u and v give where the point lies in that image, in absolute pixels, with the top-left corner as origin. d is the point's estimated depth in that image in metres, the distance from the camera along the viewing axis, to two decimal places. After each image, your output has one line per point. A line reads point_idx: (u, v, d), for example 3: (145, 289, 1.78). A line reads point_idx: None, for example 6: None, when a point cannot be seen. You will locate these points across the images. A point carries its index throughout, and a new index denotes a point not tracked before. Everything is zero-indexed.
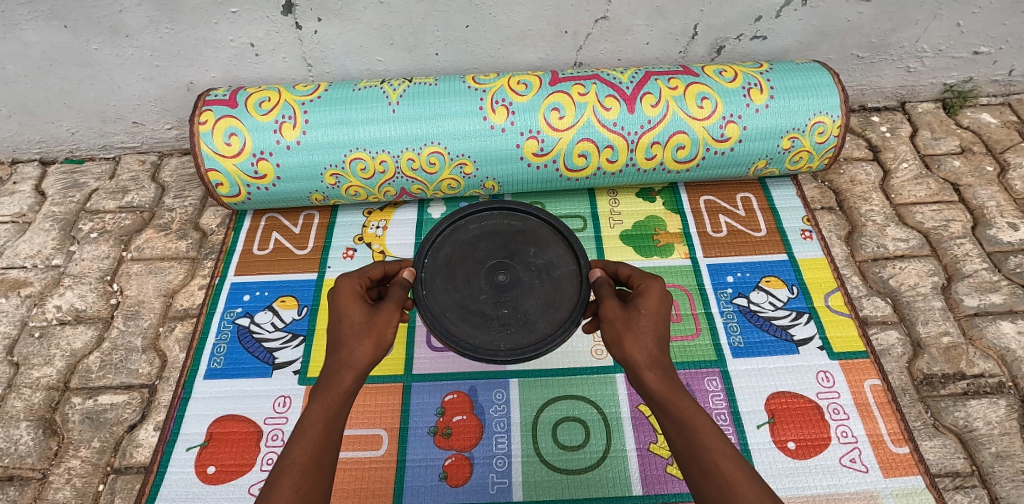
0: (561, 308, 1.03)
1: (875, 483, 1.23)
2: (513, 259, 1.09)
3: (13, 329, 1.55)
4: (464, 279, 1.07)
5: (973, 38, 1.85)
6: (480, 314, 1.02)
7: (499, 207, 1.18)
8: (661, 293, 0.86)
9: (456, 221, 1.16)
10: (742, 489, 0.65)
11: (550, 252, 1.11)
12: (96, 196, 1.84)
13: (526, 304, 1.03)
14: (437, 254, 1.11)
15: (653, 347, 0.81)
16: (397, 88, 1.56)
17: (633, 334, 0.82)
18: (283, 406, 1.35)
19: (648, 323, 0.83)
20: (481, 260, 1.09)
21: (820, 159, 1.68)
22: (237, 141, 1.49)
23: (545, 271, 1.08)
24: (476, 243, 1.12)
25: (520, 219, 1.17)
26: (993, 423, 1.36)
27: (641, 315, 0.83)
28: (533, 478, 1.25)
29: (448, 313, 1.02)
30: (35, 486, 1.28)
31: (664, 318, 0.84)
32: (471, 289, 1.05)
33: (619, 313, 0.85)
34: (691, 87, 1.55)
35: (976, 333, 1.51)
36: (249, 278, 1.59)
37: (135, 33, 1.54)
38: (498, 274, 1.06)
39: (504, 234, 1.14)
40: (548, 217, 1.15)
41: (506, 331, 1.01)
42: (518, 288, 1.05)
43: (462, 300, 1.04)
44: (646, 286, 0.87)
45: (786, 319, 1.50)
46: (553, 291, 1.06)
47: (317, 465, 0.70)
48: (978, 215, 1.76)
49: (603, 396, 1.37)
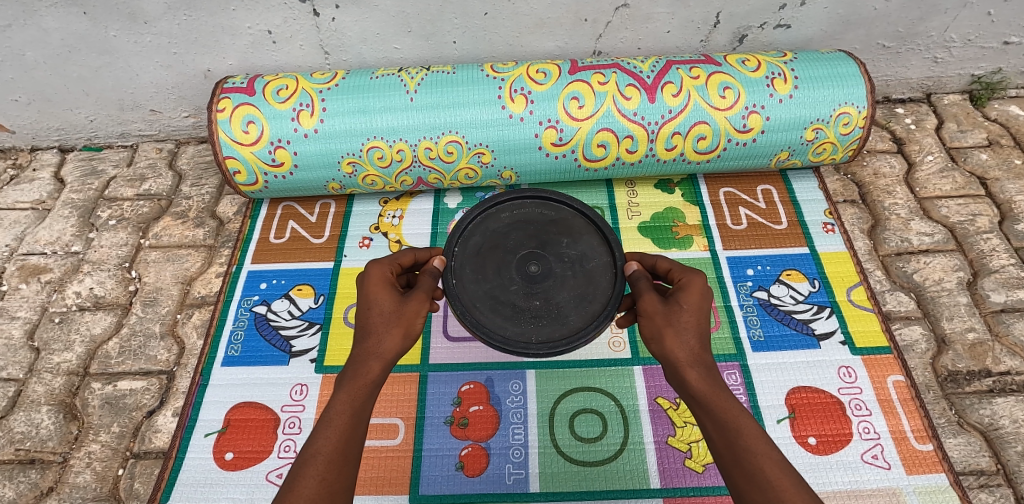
0: (594, 301, 1.02)
1: (897, 480, 1.21)
2: (545, 250, 1.08)
3: (33, 315, 1.56)
4: (495, 269, 1.05)
5: (1004, 28, 1.80)
6: (511, 305, 1.01)
7: (532, 197, 1.18)
8: (703, 289, 0.85)
9: (486, 210, 1.15)
10: (789, 496, 0.63)
11: (582, 243, 1.10)
12: (114, 184, 1.85)
13: (558, 297, 1.02)
14: (467, 243, 1.10)
15: (695, 344, 0.80)
16: (415, 76, 1.55)
17: (674, 331, 0.80)
18: (300, 394, 1.35)
19: (691, 321, 0.81)
20: (512, 251, 1.08)
21: (844, 150, 1.64)
22: (255, 129, 1.48)
23: (578, 263, 1.07)
24: (507, 233, 1.11)
25: (553, 209, 1.16)
26: (1020, 421, 1.33)
27: (683, 311, 0.82)
28: (550, 469, 1.24)
29: (478, 305, 1.01)
30: (55, 470, 1.30)
31: (704, 316, 0.83)
32: (502, 280, 1.04)
33: (659, 308, 0.83)
34: (713, 76, 1.52)
35: (1002, 330, 1.47)
36: (266, 267, 1.59)
37: (153, 19, 1.53)
38: (530, 264, 1.05)
39: (535, 224, 1.13)
40: (582, 208, 1.14)
41: (537, 324, 0.99)
42: (550, 279, 1.03)
43: (492, 291, 1.03)
44: (687, 281, 0.85)
45: (807, 313, 1.48)
46: (586, 283, 1.04)
47: (342, 455, 0.70)
48: (1005, 210, 1.72)
49: (620, 388, 1.35)
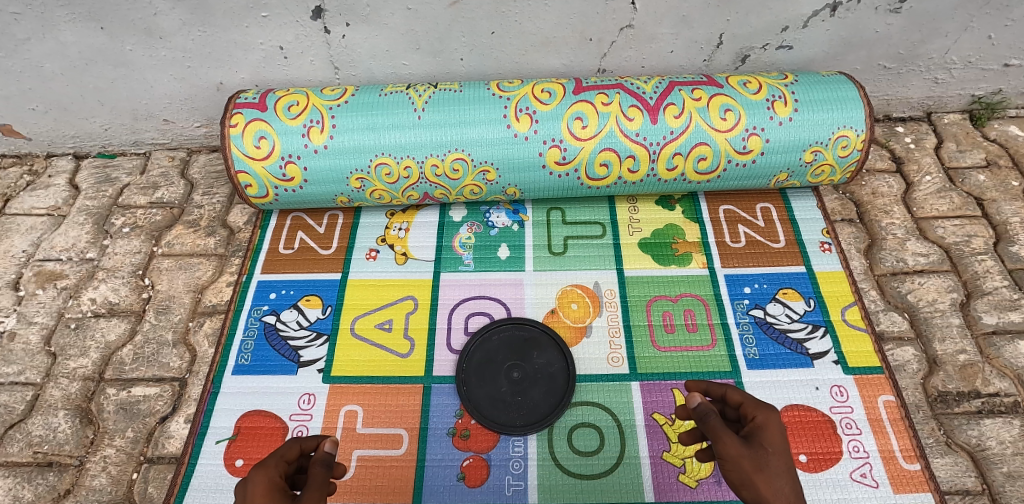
0: (559, 390, 1.39)
1: (885, 498, 1.25)
2: (523, 359, 1.44)
3: (50, 320, 1.61)
4: (490, 377, 1.42)
5: (1005, 51, 1.82)
6: (502, 401, 1.38)
7: (513, 318, 1.52)
8: (781, 429, 0.74)
9: (482, 333, 1.49)
10: None
11: (550, 354, 1.46)
12: (128, 191, 1.89)
13: (534, 392, 1.39)
14: (470, 358, 1.45)
15: (789, 490, 0.67)
16: (422, 94, 1.58)
17: (766, 477, 0.67)
18: (307, 404, 1.40)
19: (780, 465, 0.69)
20: (502, 362, 1.44)
21: (842, 172, 1.67)
22: (267, 144, 1.52)
23: (547, 367, 1.43)
24: (498, 351, 1.46)
25: (528, 328, 1.50)
26: (1006, 443, 1.37)
27: (770, 454, 0.70)
28: (549, 482, 1.28)
29: (481, 403, 1.38)
30: (72, 473, 1.35)
31: (790, 460, 0.71)
32: (496, 383, 1.41)
33: (744, 450, 0.69)
34: (715, 98, 1.55)
35: (993, 352, 1.51)
36: (275, 277, 1.63)
37: (168, 35, 1.57)
38: (513, 371, 1.42)
39: (516, 342, 1.47)
40: (547, 328, 1.49)
41: (520, 412, 1.36)
42: (529, 381, 1.40)
43: (490, 393, 1.39)
44: (764, 418, 0.75)
45: (802, 332, 1.52)
46: (553, 380, 1.41)
47: None
48: (1001, 231, 1.75)
49: (618, 403, 1.39)
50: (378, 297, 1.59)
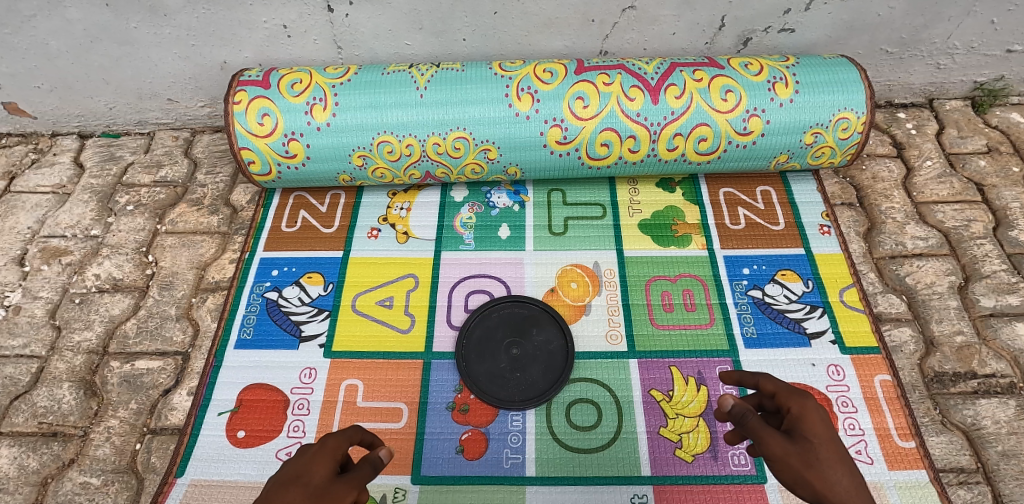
0: (557, 368, 1.40)
1: (879, 475, 1.26)
2: (522, 336, 1.45)
3: (55, 295, 1.63)
4: (490, 353, 1.43)
5: (1007, 36, 1.82)
6: (502, 377, 1.39)
7: (512, 296, 1.53)
8: (825, 415, 0.62)
9: (483, 310, 1.51)
10: None
11: (548, 331, 1.47)
12: (131, 170, 1.90)
13: (532, 369, 1.40)
14: (470, 335, 1.47)
15: (849, 482, 0.55)
16: (424, 73, 1.59)
17: (820, 473, 0.56)
18: (308, 377, 1.41)
19: (832, 455, 0.57)
20: (501, 339, 1.45)
21: (842, 154, 1.67)
22: (270, 121, 1.53)
23: (545, 345, 1.44)
24: (498, 328, 1.47)
25: (527, 306, 1.51)
26: (1001, 422, 1.37)
27: (817, 445, 0.58)
28: (546, 455, 1.29)
29: (481, 379, 1.39)
30: (76, 443, 1.37)
31: (844, 449, 0.59)
32: (495, 359, 1.42)
33: (789, 446, 0.58)
34: (716, 79, 1.55)
35: (990, 334, 1.52)
36: (278, 255, 1.65)
37: (173, 12, 1.58)
38: (513, 348, 1.43)
39: (516, 319, 1.49)
40: (546, 306, 1.50)
41: (519, 388, 1.37)
42: (528, 358, 1.41)
43: (490, 369, 1.40)
44: (801, 407, 0.62)
45: (800, 312, 1.52)
46: (551, 358, 1.42)
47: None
48: (1000, 216, 1.75)
49: (615, 380, 1.41)
50: (379, 274, 1.60)
